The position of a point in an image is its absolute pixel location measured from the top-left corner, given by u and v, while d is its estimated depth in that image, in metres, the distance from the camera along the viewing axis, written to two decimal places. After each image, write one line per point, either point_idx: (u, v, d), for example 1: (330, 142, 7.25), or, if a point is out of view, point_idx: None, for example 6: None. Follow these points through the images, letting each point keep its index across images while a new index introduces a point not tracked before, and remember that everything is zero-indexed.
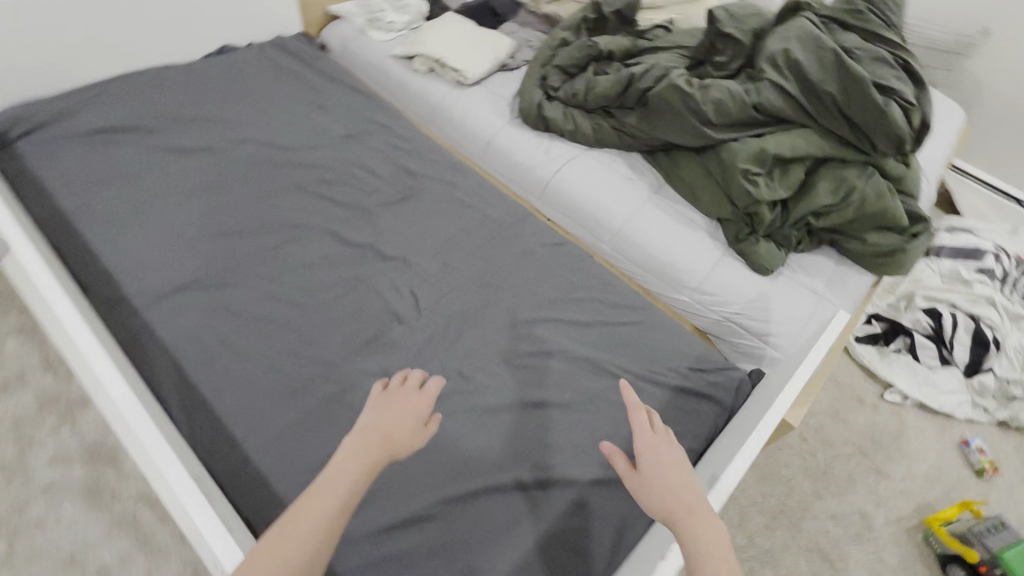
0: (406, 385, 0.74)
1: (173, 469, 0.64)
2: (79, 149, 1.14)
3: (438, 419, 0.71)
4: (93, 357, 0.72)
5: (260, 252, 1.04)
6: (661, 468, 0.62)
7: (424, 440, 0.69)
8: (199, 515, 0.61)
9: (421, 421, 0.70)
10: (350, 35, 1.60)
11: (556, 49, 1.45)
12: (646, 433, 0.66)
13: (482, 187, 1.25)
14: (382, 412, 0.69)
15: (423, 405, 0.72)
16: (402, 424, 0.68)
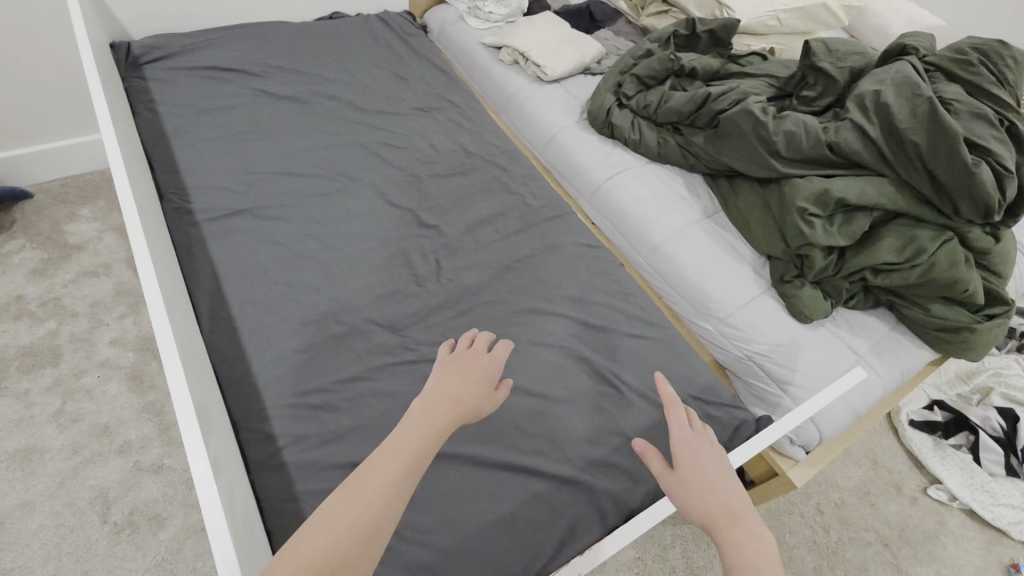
0: (475, 348, 0.70)
1: (164, 326, 0.68)
2: (193, 81, 1.30)
3: (508, 384, 0.67)
4: (131, 217, 0.78)
5: (313, 196, 1.14)
6: (698, 474, 0.58)
7: (493, 407, 0.66)
8: (173, 370, 0.64)
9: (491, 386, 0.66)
10: (449, 19, 1.69)
11: (639, 58, 1.45)
12: (683, 430, 0.62)
13: (532, 177, 1.27)
14: (447, 375, 0.65)
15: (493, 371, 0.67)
16: (469, 392, 0.63)
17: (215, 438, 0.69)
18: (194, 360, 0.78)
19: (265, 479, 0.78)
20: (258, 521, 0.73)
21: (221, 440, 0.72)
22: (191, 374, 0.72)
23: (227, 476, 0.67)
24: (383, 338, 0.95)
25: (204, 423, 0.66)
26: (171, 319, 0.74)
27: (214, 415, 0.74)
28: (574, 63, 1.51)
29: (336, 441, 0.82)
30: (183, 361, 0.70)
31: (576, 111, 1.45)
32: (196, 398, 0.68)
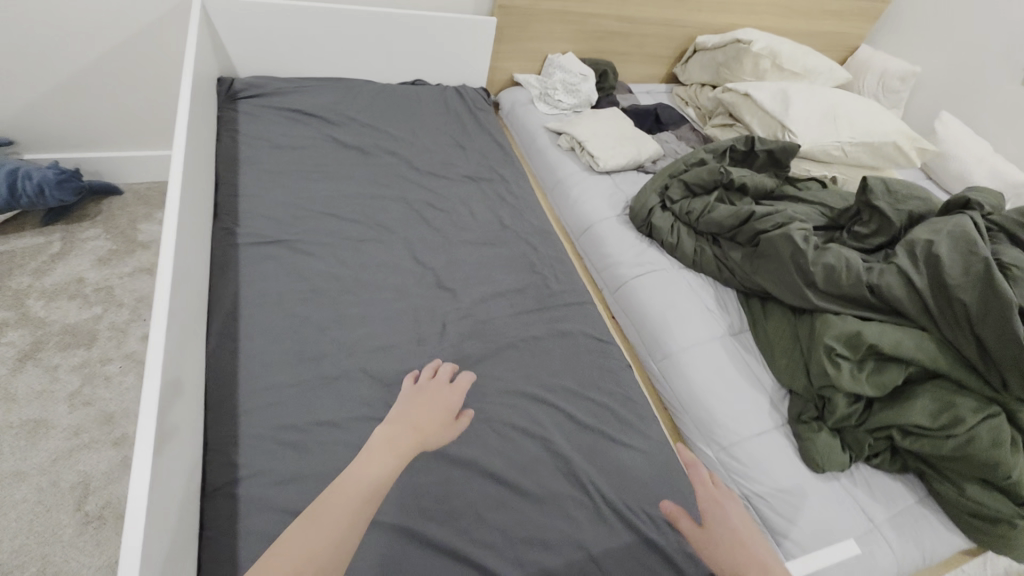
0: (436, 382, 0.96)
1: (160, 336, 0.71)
2: (275, 119, 1.44)
3: (469, 413, 0.93)
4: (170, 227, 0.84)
5: (347, 239, 1.20)
6: (727, 527, 0.78)
7: (456, 431, 0.90)
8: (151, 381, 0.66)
9: (451, 414, 0.91)
10: (520, 100, 1.79)
11: (691, 165, 1.46)
12: (711, 493, 0.82)
13: (557, 262, 1.28)
14: (413, 405, 0.90)
15: (449, 402, 0.93)
16: (428, 417, 0.89)
17: (172, 455, 0.70)
18: (182, 372, 0.80)
19: (214, 505, 0.78)
20: (191, 551, 0.72)
21: (181, 458, 0.73)
22: (171, 387, 0.74)
23: (170, 496, 0.67)
24: (368, 390, 0.95)
25: (163, 439, 0.67)
26: (173, 330, 0.78)
27: (183, 431, 0.76)
28: (628, 159, 1.57)
29: (293, 484, 0.82)
30: (168, 373, 0.72)
31: (619, 205, 1.48)
32: (167, 411, 0.70)
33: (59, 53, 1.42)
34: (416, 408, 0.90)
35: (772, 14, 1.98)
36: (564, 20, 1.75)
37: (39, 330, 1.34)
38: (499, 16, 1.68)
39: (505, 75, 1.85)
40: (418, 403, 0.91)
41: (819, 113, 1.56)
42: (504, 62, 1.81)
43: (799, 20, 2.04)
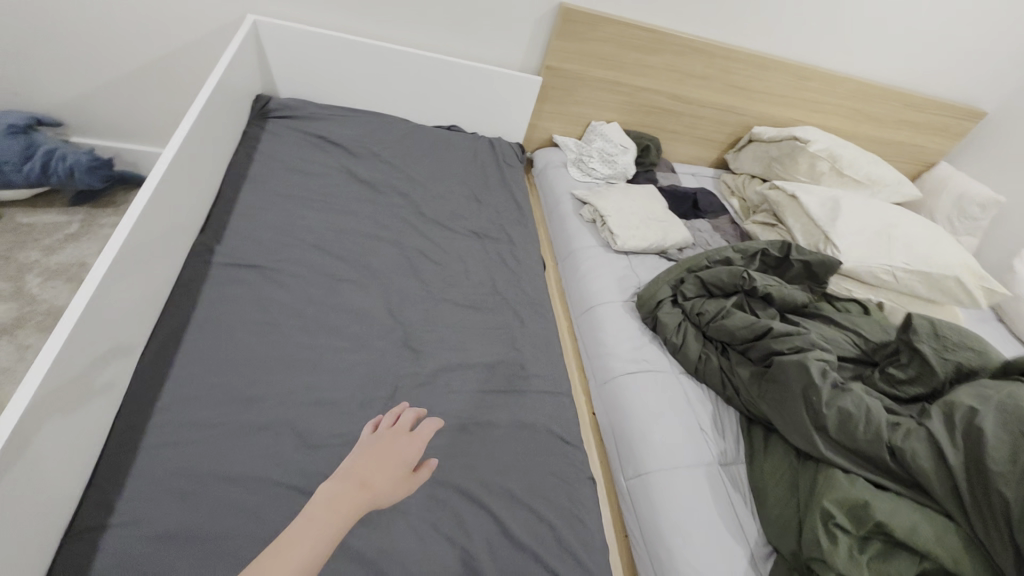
0: (398, 426, 0.77)
1: (40, 373, 0.65)
2: (299, 142, 1.44)
3: (433, 463, 0.73)
4: (108, 251, 0.80)
5: (324, 275, 1.14)
6: None
7: (412, 488, 0.70)
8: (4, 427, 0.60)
9: (411, 467, 0.72)
10: (554, 161, 1.73)
11: (714, 261, 1.34)
12: None
13: (539, 342, 1.17)
14: (366, 457, 0.70)
15: (410, 454, 0.73)
16: (386, 470, 0.68)
17: (18, 504, 0.63)
18: (76, 405, 0.74)
19: (72, 551, 0.71)
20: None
21: (38, 500, 0.67)
22: (45, 426, 0.67)
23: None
24: (283, 449, 0.86)
25: (7, 487, 0.61)
26: (74, 362, 0.72)
27: (54, 471, 0.70)
28: (650, 243, 1.46)
29: (164, 544, 0.73)
30: (43, 412, 0.66)
31: (628, 289, 1.37)
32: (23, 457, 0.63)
33: (118, 50, 1.49)
34: (368, 460, 0.69)
35: (841, 115, 1.85)
36: (612, 90, 1.69)
37: (25, 306, 1.34)
38: (545, 77, 1.64)
39: (545, 134, 1.80)
40: (370, 452, 0.71)
41: (870, 230, 1.41)
42: (544, 121, 1.76)
43: (870, 125, 1.90)
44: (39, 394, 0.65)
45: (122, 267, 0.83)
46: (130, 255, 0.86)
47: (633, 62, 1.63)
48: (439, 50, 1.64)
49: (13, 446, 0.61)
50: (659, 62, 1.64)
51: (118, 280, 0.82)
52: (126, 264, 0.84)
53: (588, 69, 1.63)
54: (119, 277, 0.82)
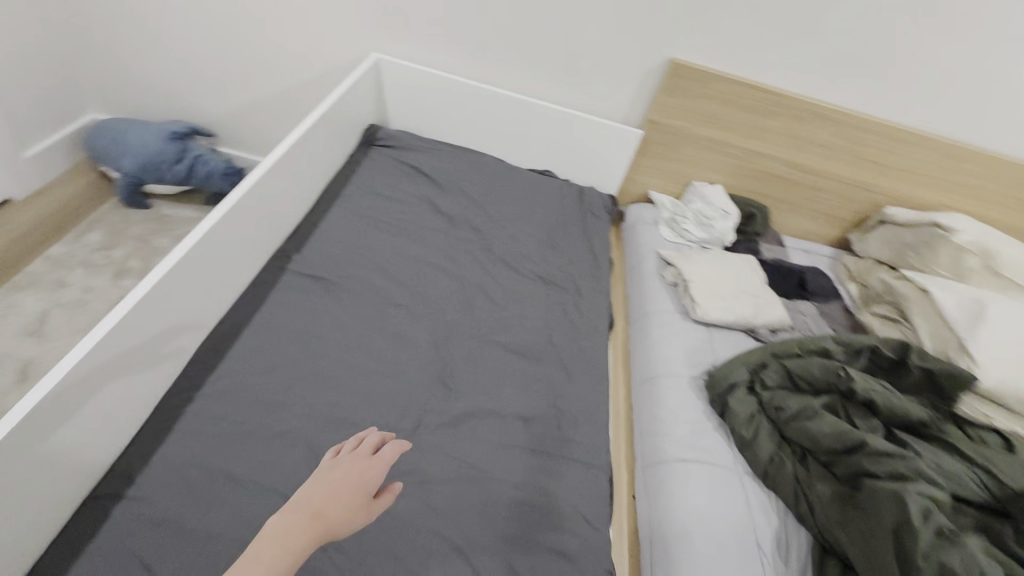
0: (359, 450, 0.68)
1: (86, 349, 0.73)
2: (395, 171, 1.52)
3: (396, 488, 0.65)
4: (180, 252, 0.89)
5: (383, 300, 1.17)
6: None
7: (373, 515, 0.63)
8: (37, 394, 0.67)
9: (371, 493, 0.64)
10: (646, 217, 1.64)
11: (808, 351, 1.15)
12: None
13: (582, 404, 1.09)
14: (317, 488, 0.62)
15: (369, 481, 0.64)
16: (339, 502, 0.61)
17: (40, 464, 0.70)
18: (123, 381, 0.82)
19: (89, 514, 0.77)
20: (24, 562, 0.71)
21: (66, 457, 0.74)
22: (83, 399, 0.75)
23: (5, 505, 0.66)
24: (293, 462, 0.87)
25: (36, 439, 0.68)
26: (124, 346, 0.80)
27: (89, 434, 0.77)
28: (735, 317, 1.31)
29: (165, 528, 0.77)
30: (81, 386, 0.73)
31: (699, 365, 1.22)
32: (53, 424, 0.70)
33: (266, 76, 1.72)
34: (323, 490, 0.62)
35: (1002, 208, 1.56)
36: (719, 151, 1.59)
37: None
38: (647, 130, 1.58)
39: (640, 189, 1.72)
40: (326, 480, 0.63)
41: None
42: (641, 174, 1.68)
43: None
44: (79, 370, 0.72)
45: (191, 267, 0.92)
46: (204, 252, 0.95)
47: (746, 124, 1.52)
48: (542, 97, 1.66)
49: (49, 405, 0.69)
50: (777, 126, 1.51)
51: (186, 277, 0.91)
52: (196, 264, 0.93)
53: (697, 125, 1.54)
54: (188, 275, 0.91)
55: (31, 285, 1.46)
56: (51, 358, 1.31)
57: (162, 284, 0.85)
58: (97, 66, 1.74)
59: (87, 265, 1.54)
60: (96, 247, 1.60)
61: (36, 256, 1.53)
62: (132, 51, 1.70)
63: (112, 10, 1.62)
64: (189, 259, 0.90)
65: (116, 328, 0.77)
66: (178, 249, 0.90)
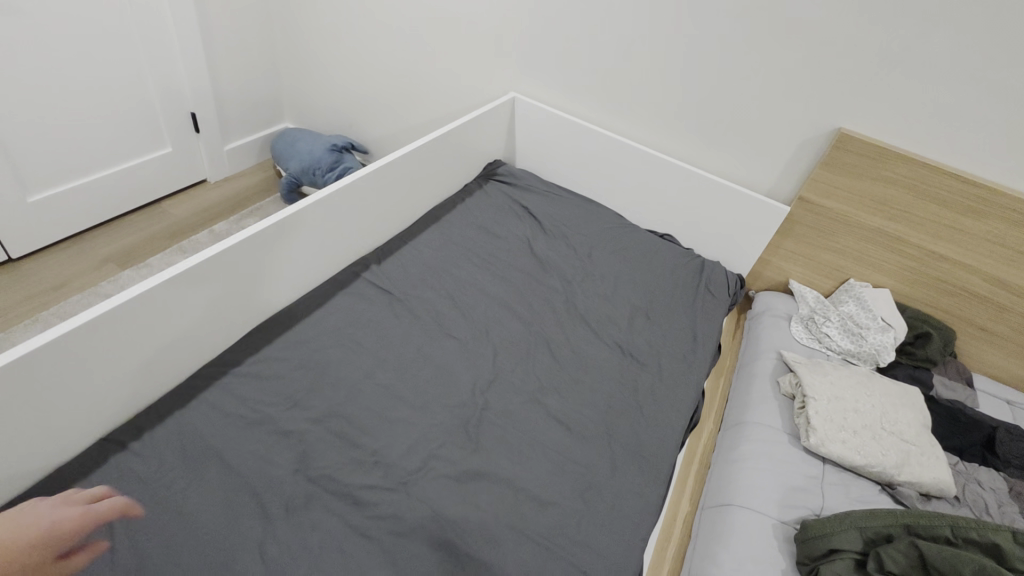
0: (72, 500, 0.72)
1: (132, 295, 0.79)
2: (502, 207, 1.49)
3: (99, 547, 0.70)
4: (248, 232, 0.94)
5: (438, 327, 1.11)
6: None
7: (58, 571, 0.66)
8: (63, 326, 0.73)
9: (64, 547, 0.67)
10: (777, 310, 1.36)
11: (964, 540, 0.80)
12: None
13: (617, 507, 0.88)
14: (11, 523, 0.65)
15: (74, 537, 0.68)
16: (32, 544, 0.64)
17: (56, 392, 0.75)
18: (165, 337, 0.87)
19: (92, 453, 0.80)
20: (26, 479, 0.76)
21: (90, 391, 0.79)
22: (112, 344, 0.79)
23: (12, 423, 0.71)
24: (280, 468, 0.83)
25: (63, 364, 0.74)
26: (169, 304, 0.85)
27: (117, 377, 0.82)
28: (864, 459, 0.98)
29: (142, 490, 0.77)
30: (111, 330, 0.78)
31: (793, 510, 0.92)
32: (77, 358, 0.75)
33: (419, 107, 1.86)
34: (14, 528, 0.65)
35: None
36: (888, 247, 1.27)
37: None
38: (795, 209, 1.33)
39: (780, 277, 1.44)
40: (15, 520, 0.66)
41: None
42: (780, 260, 1.42)
43: None
44: (120, 312, 0.78)
45: (255, 249, 0.96)
46: (274, 238, 0.99)
47: (931, 219, 1.19)
48: (676, 156, 1.51)
49: (83, 336, 0.75)
50: (980, 227, 1.15)
51: (247, 257, 0.95)
52: (261, 248, 0.97)
53: (861, 213, 1.26)
54: (249, 255, 0.96)
55: (190, 251, 1.70)
56: None
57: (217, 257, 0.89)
58: (297, 86, 2.07)
59: None
60: None
61: (203, 228, 1.80)
62: (323, 76, 1.99)
63: (315, 41, 1.92)
64: (253, 240, 0.95)
65: (156, 286, 0.81)
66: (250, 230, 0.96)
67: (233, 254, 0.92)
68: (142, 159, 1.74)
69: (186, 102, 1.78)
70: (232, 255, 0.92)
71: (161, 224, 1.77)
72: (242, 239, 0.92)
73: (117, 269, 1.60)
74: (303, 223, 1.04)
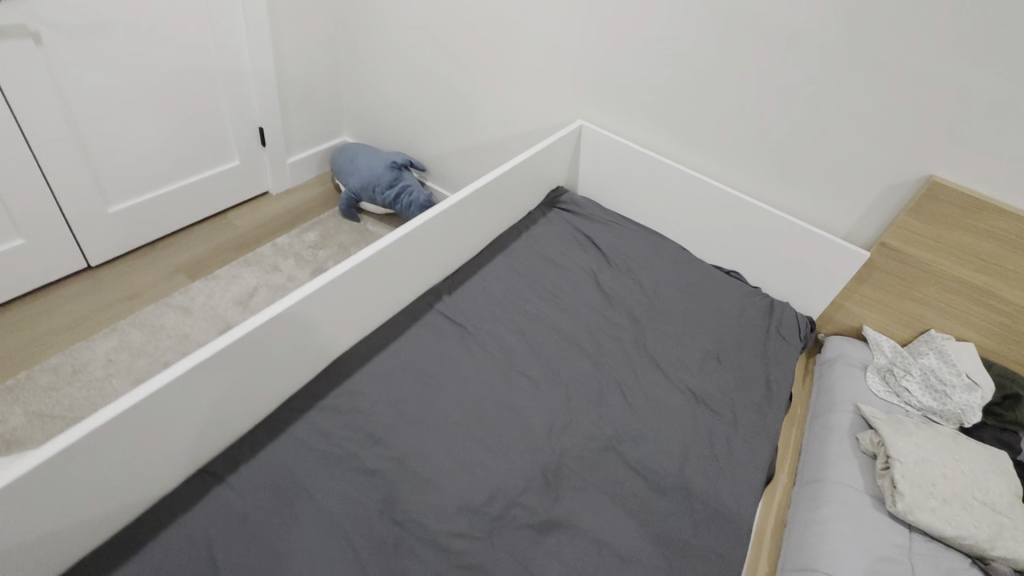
0: None
1: (238, 334, 0.81)
2: (568, 237, 1.48)
3: None
4: (340, 269, 0.96)
5: (512, 365, 1.11)
6: None
7: None
8: (182, 365, 0.75)
9: None
10: (852, 358, 1.32)
11: None
12: None
13: (700, 568, 0.86)
14: None
15: None
16: None
17: (167, 431, 0.77)
18: (262, 374, 0.89)
19: (191, 486, 0.82)
20: (134, 512, 0.78)
21: (196, 428, 0.81)
22: (218, 380, 0.81)
23: (127, 460, 0.73)
24: (366, 509, 0.84)
25: (176, 405, 0.76)
26: (269, 341, 0.87)
27: (219, 414, 0.84)
28: (955, 530, 0.94)
29: (239, 528, 0.79)
30: (218, 370, 0.80)
31: None
32: (188, 398, 0.78)
33: (480, 128, 1.86)
34: None
35: None
36: (977, 300, 1.21)
37: None
38: (876, 254, 1.29)
39: (853, 321, 1.40)
40: None
41: None
42: (855, 304, 1.38)
43: None
44: (227, 352, 0.80)
45: (344, 284, 0.97)
46: (361, 273, 1.00)
47: None
48: (747, 192, 1.48)
49: (195, 375, 0.77)
50: None
51: (336, 292, 0.97)
52: (350, 283, 0.99)
53: (949, 264, 1.21)
54: (338, 291, 0.97)
55: (255, 264, 1.74)
56: None
57: (313, 295, 0.91)
58: (358, 101, 2.09)
59: (298, 258, 1.79)
60: (310, 244, 1.86)
61: (267, 242, 1.84)
62: (386, 93, 2.00)
63: (380, 58, 1.93)
64: (345, 277, 0.96)
65: (260, 325, 0.83)
66: (342, 266, 0.97)
67: (326, 291, 0.94)
68: (213, 170, 1.79)
69: (255, 118, 1.82)
70: (325, 291, 0.93)
71: (228, 236, 1.82)
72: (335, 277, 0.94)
73: (187, 281, 1.64)
74: (387, 258, 1.05)
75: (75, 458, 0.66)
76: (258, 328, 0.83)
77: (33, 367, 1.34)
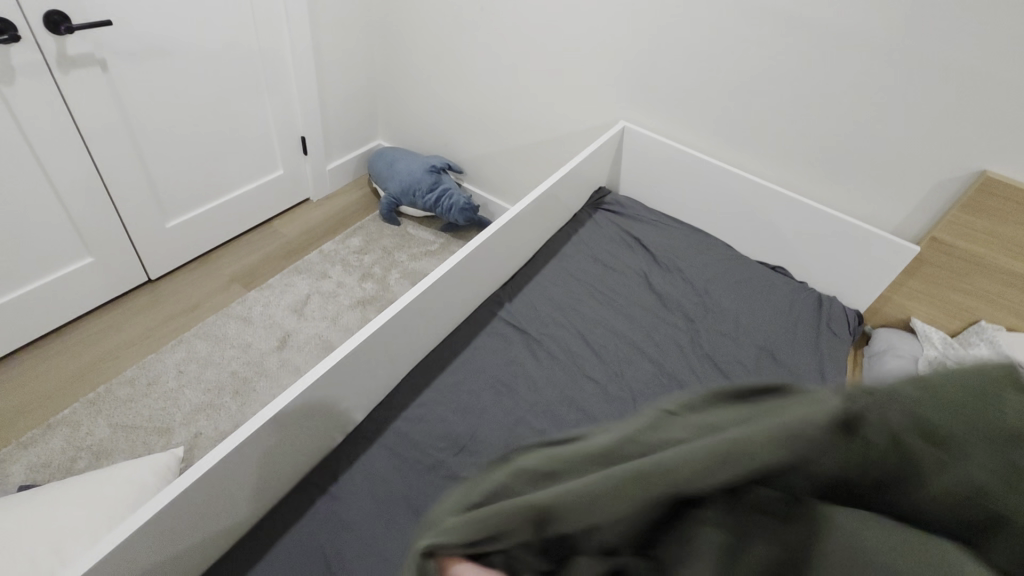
0: None
1: (337, 358, 0.86)
2: (616, 239, 1.51)
3: None
4: (419, 288, 1.01)
5: (578, 369, 1.15)
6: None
7: None
8: (294, 391, 0.80)
9: None
10: (902, 350, 1.35)
11: None
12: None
13: None
14: None
15: None
16: None
17: (280, 451, 0.83)
18: (355, 390, 0.94)
19: (297, 496, 0.88)
20: (251, 523, 0.84)
21: (302, 446, 0.87)
22: (321, 402, 0.87)
23: (249, 480, 0.79)
24: None
25: (289, 427, 0.82)
26: (362, 360, 0.92)
27: (320, 431, 0.90)
28: None
29: (348, 534, 0.84)
30: (322, 392, 0.85)
31: None
32: (298, 420, 0.83)
33: (517, 130, 1.88)
34: None
35: None
36: None
37: (382, 290, 1.77)
38: (925, 249, 1.31)
39: (901, 314, 1.43)
40: None
41: None
42: (903, 297, 1.40)
43: None
44: (330, 375, 0.85)
45: (422, 301, 1.02)
46: (436, 289, 1.05)
47: None
48: (792, 188, 1.50)
49: (304, 399, 0.82)
50: None
51: (416, 309, 1.01)
52: (427, 299, 1.03)
53: (1000, 256, 1.23)
54: (418, 307, 1.02)
55: (305, 271, 1.79)
56: (302, 336, 1.59)
57: (398, 314, 0.96)
58: (394, 106, 2.12)
59: (345, 264, 1.83)
60: (355, 250, 1.90)
61: (314, 248, 1.88)
62: (421, 96, 2.02)
63: (416, 63, 1.95)
64: (423, 295, 1.01)
65: (356, 348, 0.88)
66: (420, 284, 1.02)
67: (409, 309, 0.99)
68: (260, 181, 1.83)
69: (297, 129, 1.85)
70: (407, 309, 0.98)
71: (275, 244, 1.86)
72: (415, 296, 0.99)
73: (242, 290, 1.70)
74: (456, 272, 1.10)
75: (210, 485, 0.72)
76: (353, 350, 0.88)
77: (111, 380, 1.40)
